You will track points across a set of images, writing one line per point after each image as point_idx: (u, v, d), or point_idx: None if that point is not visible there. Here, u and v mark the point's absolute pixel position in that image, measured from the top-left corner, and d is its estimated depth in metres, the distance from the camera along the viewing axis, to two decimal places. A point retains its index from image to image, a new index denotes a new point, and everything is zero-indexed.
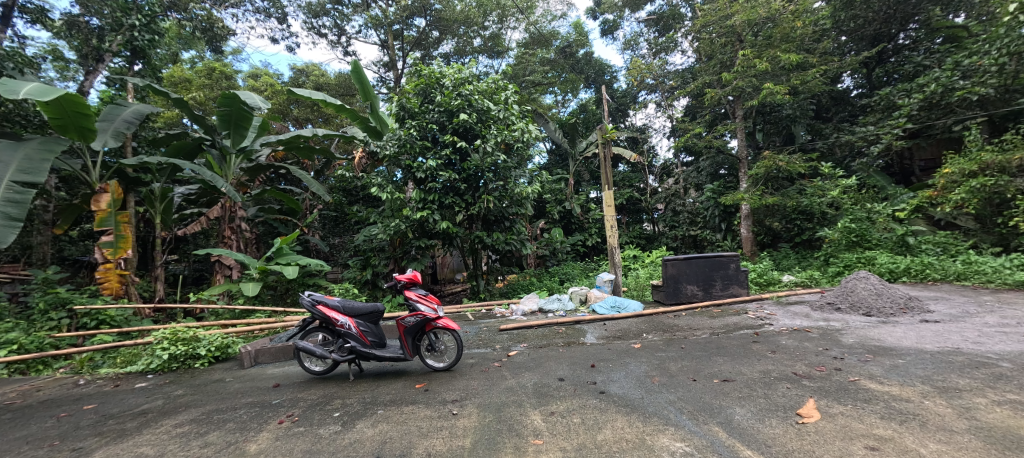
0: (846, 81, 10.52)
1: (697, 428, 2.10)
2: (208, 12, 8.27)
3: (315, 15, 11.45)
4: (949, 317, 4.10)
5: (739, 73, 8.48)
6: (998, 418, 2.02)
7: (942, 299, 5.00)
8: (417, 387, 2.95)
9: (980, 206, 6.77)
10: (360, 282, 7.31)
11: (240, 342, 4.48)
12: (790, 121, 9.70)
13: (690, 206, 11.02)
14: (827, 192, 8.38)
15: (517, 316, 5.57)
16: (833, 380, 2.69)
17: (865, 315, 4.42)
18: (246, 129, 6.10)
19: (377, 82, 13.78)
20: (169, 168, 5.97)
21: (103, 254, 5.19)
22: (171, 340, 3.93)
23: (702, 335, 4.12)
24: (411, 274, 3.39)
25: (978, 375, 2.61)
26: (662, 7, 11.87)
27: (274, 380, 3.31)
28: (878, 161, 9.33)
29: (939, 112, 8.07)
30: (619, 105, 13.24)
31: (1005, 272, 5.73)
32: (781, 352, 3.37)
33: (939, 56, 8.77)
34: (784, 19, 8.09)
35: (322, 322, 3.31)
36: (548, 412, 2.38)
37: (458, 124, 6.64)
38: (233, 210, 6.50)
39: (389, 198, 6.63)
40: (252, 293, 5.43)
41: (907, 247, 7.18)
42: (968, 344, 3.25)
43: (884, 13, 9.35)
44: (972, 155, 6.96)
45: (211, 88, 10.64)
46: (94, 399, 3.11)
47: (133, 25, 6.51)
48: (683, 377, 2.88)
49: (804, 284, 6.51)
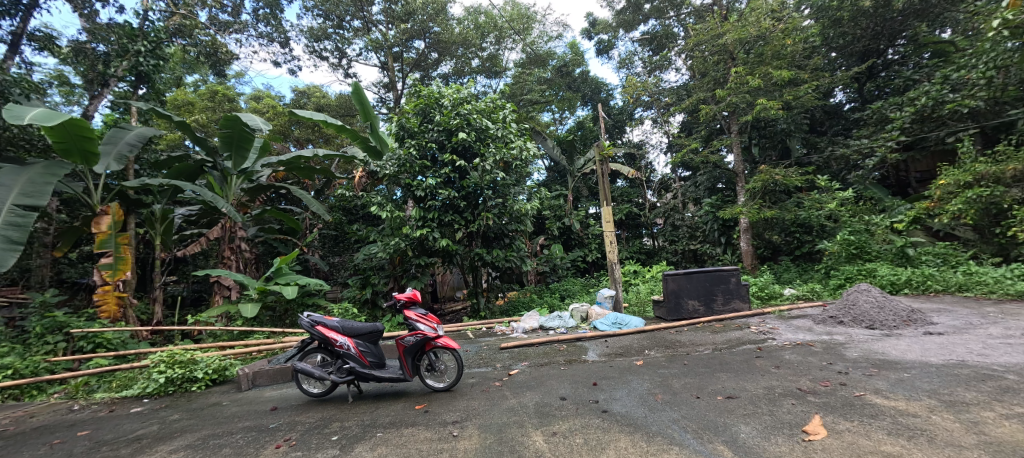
0: (839, 95, 10.74)
1: (702, 447, 2.06)
2: (212, 38, 8.49)
3: (317, 39, 11.74)
4: (953, 330, 4.07)
5: (733, 90, 8.64)
6: (1006, 433, 1.99)
7: (946, 311, 4.96)
8: (417, 408, 2.90)
9: (977, 217, 6.81)
10: (359, 301, 7.27)
11: (238, 364, 4.42)
12: (786, 135, 9.91)
13: (690, 221, 11.13)
14: (825, 205, 8.42)
15: (517, 334, 5.50)
16: (838, 395, 2.66)
17: (868, 328, 4.39)
18: (248, 150, 6.15)
19: (377, 103, 14.05)
20: (170, 190, 6.03)
21: (102, 276, 5.17)
22: (167, 363, 3.87)
23: (705, 351, 4.07)
24: (410, 293, 3.36)
25: (985, 388, 2.58)
26: (655, 27, 12.20)
27: (272, 404, 3.26)
28: (874, 173, 9.45)
29: (932, 125, 8.18)
30: (616, 121, 13.44)
31: (1006, 282, 5.71)
32: (785, 367, 3.34)
33: (928, 70, 8.96)
34: (774, 37, 8.25)
35: (321, 343, 3.27)
36: (550, 432, 2.34)
37: (457, 142, 6.73)
38: (232, 230, 6.52)
39: (388, 216, 6.67)
40: (251, 314, 5.38)
41: (907, 258, 7.16)
42: (973, 357, 3.22)
43: (873, 30, 9.61)
44: (966, 166, 7.01)
45: (213, 111, 10.89)
46: (88, 425, 3.06)
47: (138, 51, 6.70)
48: (687, 395, 2.84)
49: (807, 297, 6.48)
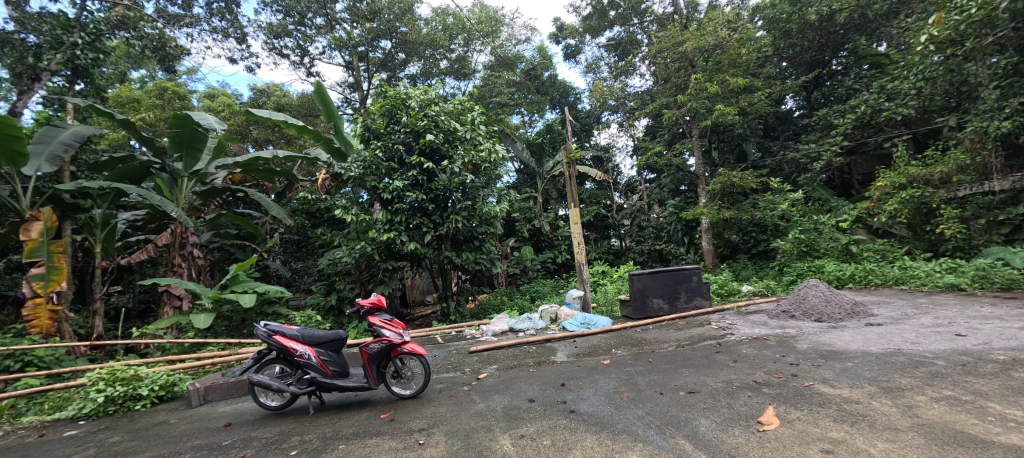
0: (789, 102, 11.44)
1: (664, 442, 2.11)
2: (160, 31, 8.01)
3: (277, 35, 11.28)
4: (891, 320, 4.40)
5: (693, 96, 9.01)
6: (937, 414, 2.16)
7: (884, 303, 5.37)
8: (382, 417, 2.82)
9: (910, 216, 7.42)
10: (324, 308, 7.03)
11: (188, 379, 4.15)
12: (742, 139, 10.43)
13: (654, 222, 11.47)
14: (777, 205, 8.93)
15: (487, 337, 5.47)
16: (790, 385, 2.80)
17: (817, 321, 4.68)
18: (200, 151, 5.79)
19: (342, 103, 13.66)
20: (113, 193, 5.60)
21: (32, 288, 4.71)
22: (107, 381, 3.58)
23: (669, 348, 4.19)
24: (375, 299, 3.27)
25: (918, 373, 2.80)
26: (620, 34, 12.58)
27: (226, 419, 3.08)
28: (821, 175, 10.08)
29: (871, 131, 8.88)
30: (583, 125, 13.66)
31: (936, 275, 6.22)
32: (742, 360, 3.50)
33: (866, 80, 9.72)
34: (731, 46, 8.68)
35: (279, 353, 3.11)
36: (518, 435, 2.34)
37: (424, 144, 6.64)
38: (184, 236, 6.09)
39: (354, 220, 6.46)
40: (204, 325, 5.04)
41: (851, 255, 7.65)
42: (908, 345, 3.49)
43: (818, 42, 10.30)
44: (900, 169, 7.63)
45: (162, 109, 10.30)
46: (13, 452, 2.78)
47: (75, 43, 6.24)
48: (651, 392, 2.92)
49: (762, 293, 6.82)
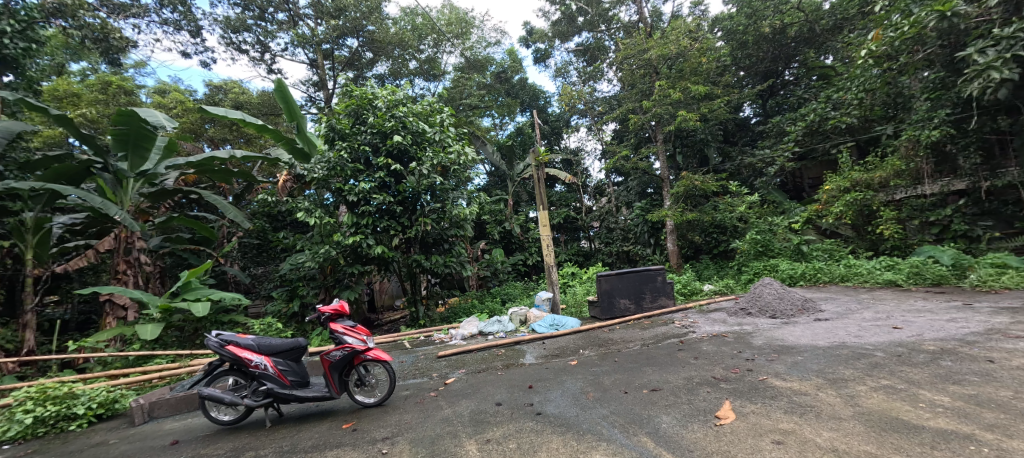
0: (747, 110, 12.02)
1: (627, 440, 2.16)
2: (103, 21, 7.46)
3: (235, 30, 10.76)
4: (837, 315, 4.70)
5: (658, 102, 9.31)
6: (875, 403, 2.33)
7: (832, 299, 5.73)
8: (345, 427, 2.73)
9: (854, 217, 7.97)
10: (286, 314, 6.75)
11: (131, 395, 3.86)
12: (704, 144, 10.87)
13: (622, 224, 11.75)
14: (736, 208, 9.36)
15: (456, 341, 5.42)
16: (745, 380, 2.93)
17: (772, 317, 4.93)
18: (148, 150, 5.42)
19: (305, 102, 13.19)
20: (47, 195, 5.15)
21: None
22: (37, 400, 3.28)
23: (634, 347, 4.29)
24: (337, 305, 3.17)
25: (859, 365, 3.00)
26: (588, 40, 12.84)
27: (173, 437, 2.88)
28: (776, 179, 10.65)
29: (819, 138, 9.42)
30: (553, 128, 13.82)
31: (876, 272, 6.71)
32: (702, 357, 3.63)
33: (815, 91, 10.39)
34: (692, 55, 9.06)
35: (232, 365, 2.95)
36: (484, 440, 2.32)
37: (391, 145, 6.51)
38: (129, 241, 5.67)
39: (317, 223, 6.24)
40: (151, 337, 4.70)
41: (802, 254, 8.11)
42: (851, 338, 3.74)
43: (772, 54, 10.90)
44: (845, 174, 8.18)
45: (105, 105, 9.60)
46: None
47: (3, 32, 5.69)
48: (616, 391, 2.97)
49: (722, 292, 7.13)
